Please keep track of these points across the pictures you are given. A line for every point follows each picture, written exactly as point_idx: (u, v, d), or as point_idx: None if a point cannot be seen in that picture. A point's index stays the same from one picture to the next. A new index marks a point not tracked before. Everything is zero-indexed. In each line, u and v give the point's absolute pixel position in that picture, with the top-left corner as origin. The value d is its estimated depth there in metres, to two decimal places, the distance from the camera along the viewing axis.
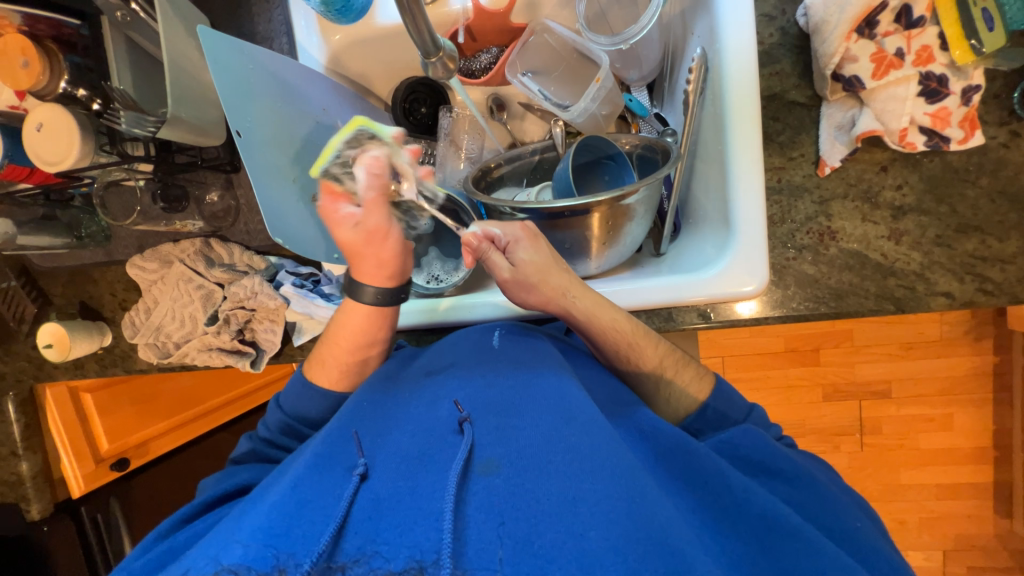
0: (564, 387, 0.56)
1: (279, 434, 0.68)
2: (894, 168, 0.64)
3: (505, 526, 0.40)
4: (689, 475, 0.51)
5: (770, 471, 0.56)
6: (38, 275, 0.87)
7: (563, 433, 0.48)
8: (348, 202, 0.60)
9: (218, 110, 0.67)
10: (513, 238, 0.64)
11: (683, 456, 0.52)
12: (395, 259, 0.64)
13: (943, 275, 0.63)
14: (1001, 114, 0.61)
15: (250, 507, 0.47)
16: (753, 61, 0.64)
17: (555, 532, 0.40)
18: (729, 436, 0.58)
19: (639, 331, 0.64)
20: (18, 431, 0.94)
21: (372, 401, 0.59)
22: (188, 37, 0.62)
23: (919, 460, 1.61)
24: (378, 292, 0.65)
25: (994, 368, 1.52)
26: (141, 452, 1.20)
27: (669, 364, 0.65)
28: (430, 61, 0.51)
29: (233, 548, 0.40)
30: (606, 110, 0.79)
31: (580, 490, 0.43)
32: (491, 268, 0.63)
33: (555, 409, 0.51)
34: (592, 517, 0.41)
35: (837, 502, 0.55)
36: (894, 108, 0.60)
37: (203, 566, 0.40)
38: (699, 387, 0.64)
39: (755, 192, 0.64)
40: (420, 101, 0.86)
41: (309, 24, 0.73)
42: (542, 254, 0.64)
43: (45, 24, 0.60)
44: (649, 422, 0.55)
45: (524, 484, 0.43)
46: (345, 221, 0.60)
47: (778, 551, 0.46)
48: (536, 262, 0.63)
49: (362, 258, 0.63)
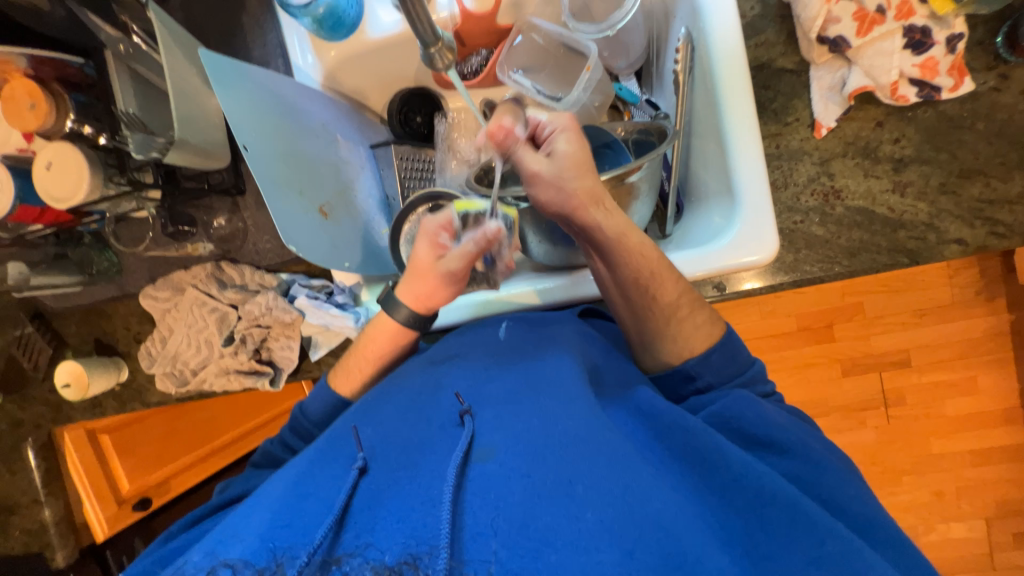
0: (566, 368, 0.55)
1: (296, 443, 0.68)
2: (889, 122, 0.65)
3: (501, 511, 0.41)
4: (694, 454, 0.50)
5: (764, 443, 0.54)
6: (51, 317, 0.87)
7: (563, 417, 0.48)
8: (450, 240, 0.64)
9: (220, 132, 0.69)
10: (560, 127, 0.62)
11: (681, 434, 0.52)
12: (437, 302, 0.64)
13: (952, 221, 0.64)
14: (987, 59, 0.63)
15: (255, 502, 0.49)
16: (738, 36, 0.66)
17: (550, 517, 0.40)
18: (724, 407, 0.56)
19: (663, 261, 0.61)
20: (38, 477, 0.93)
21: (377, 395, 0.60)
22: (188, 62, 0.63)
23: (948, 427, 1.58)
24: (411, 315, 0.64)
25: (1010, 326, 1.51)
26: (162, 491, 1.21)
27: (686, 303, 0.61)
28: (431, 52, 0.52)
29: (234, 545, 0.43)
30: (598, 99, 0.80)
31: (577, 474, 0.43)
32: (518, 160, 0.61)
33: (556, 393, 0.51)
34: (588, 500, 0.42)
35: (832, 472, 0.53)
36: (881, 63, 0.61)
37: (204, 563, 0.43)
38: (707, 333, 0.61)
39: (754, 162, 0.65)
40: (414, 111, 0.89)
41: (302, 42, 0.75)
42: (579, 149, 0.61)
43: (49, 66, 0.62)
44: (650, 401, 0.55)
45: (521, 468, 0.44)
46: (434, 248, 0.62)
47: (774, 532, 0.45)
48: (576, 154, 0.61)
49: (419, 280, 0.63)
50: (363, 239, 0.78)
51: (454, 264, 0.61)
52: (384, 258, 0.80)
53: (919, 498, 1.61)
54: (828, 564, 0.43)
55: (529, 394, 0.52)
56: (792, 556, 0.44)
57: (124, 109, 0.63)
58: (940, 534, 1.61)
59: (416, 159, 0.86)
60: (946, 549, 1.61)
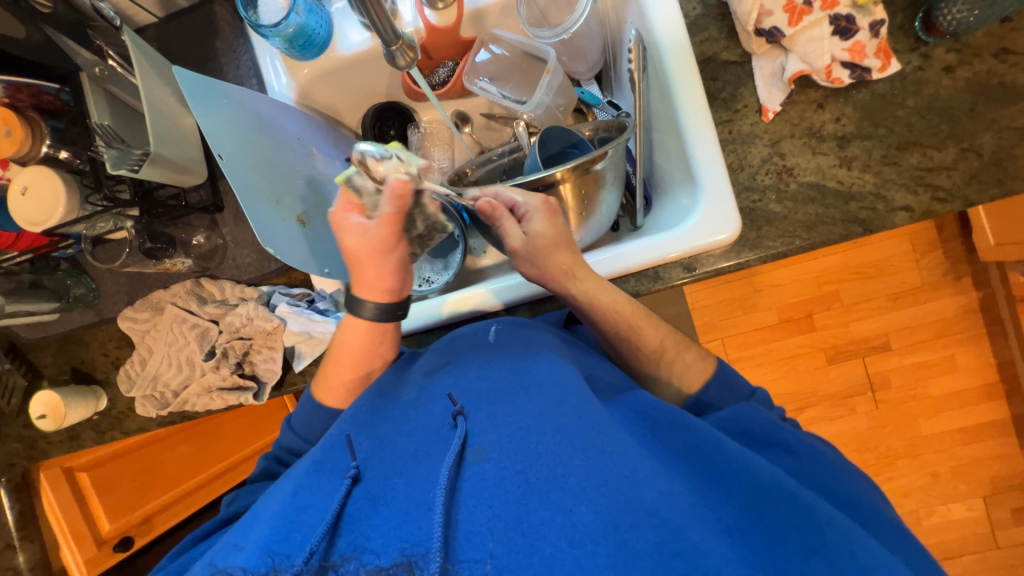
0: (558, 369, 0.56)
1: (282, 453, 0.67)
2: (829, 104, 0.70)
3: (495, 510, 0.41)
4: (693, 448, 0.51)
5: (771, 442, 0.57)
6: (27, 349, 0.86)
7: (556, 413, 0.49)
8: (360, 215, 0.63)
9: (197, 150, 0.72)
10: (532, 209, 0.68)
11: (681, 431, 0.53)
12: (394, 273, 0.64)
13: (898, 190, 0.68)
14: (909, 42, 0.69)
15: (253, 517, 0.48)
16: (683, 34, 0.71)
17: (544, 510, 0.41)
18: (736, 411, 0.60)
19: (639, 313, 0.67)
20: (12, 520, 0.89)
21: (372, 403, 0.58)
22: (164, 84, 0.67)
23: (935, 408, 1.61)
24: (376, 308, 0.65)
25: (979, 303, 1.57)
26: (145, 529, 1.17)
27: (671, 345, 0.68)
28: (392, 51, 0.55)
29: (234, 555, 0.43)
30: (561, 101, 0.86)
31: (570, 468, 0.44)
32: (504, 234, 0.68)
33: (547, 391, 0.52)
34: (581, 493, 0.42)
35: (837, 471, 0.55)
36: (815, 49, 0.66)
37: (203, 572, 0.43)
38: (700, 368, 0.68)
39: (711, 147, 0.69)
40: (387, 124, 0.91)
41: (275, 64, 0.79)
42: (553, 231, 0.67)
43: (25, 93, 0.65)
44: (647, 403, 0.56)
45: (514, 465, 0.45)
46: (353, 231, 0.62)
47: (775, 521, 0.45)
48: (548, 236, 0.67)
49: (361, 266, 0.64)
50: None
51: (382, 233, 0.62)
52: None
53: (916, 481, 1.62)
54: (824, 554, 0.43)
55: (521, 393, 0.52)
56: (794, 544, 0.44)
57: (98, 121, 0.65)
58: (941, 516, 1.61)
59: None
60: (948, 531, 1.61)
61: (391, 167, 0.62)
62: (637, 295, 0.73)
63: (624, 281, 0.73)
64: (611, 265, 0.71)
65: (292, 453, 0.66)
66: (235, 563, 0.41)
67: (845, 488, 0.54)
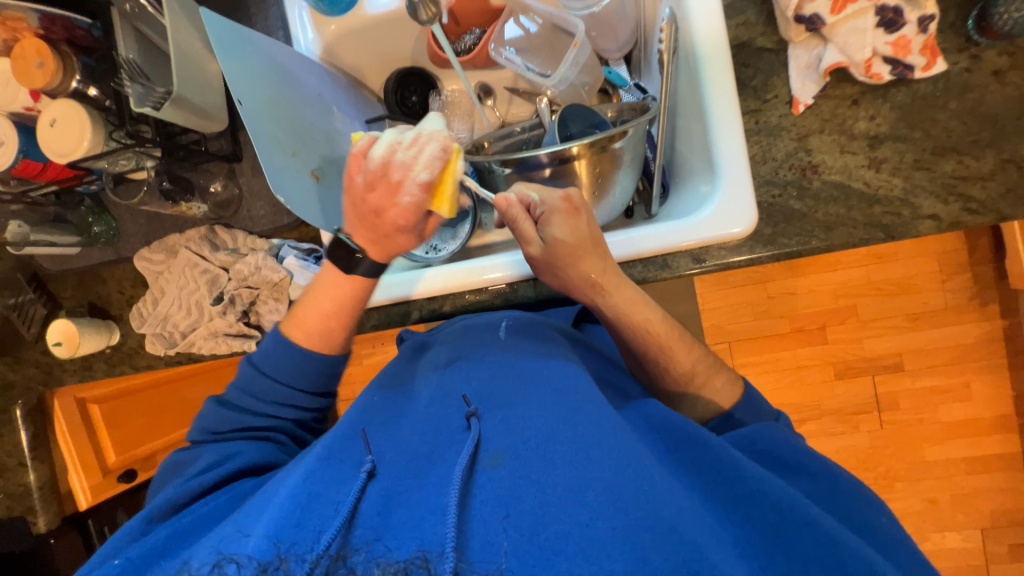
0: (572, 376, 0.58)
1: (245, 387, 0.64)
2: (864, 101, 0.67)
3: (510, 519, 0.42)
4: (706, 467, 0.52)
5: (788, 466, 0.56)
6: (48, 280, 0.89)
7: (570, 423, 0.50)
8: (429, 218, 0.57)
9: (220, 96, 0.73)
10: (550, 208, 0.65)
11: (695, 446, 0.53)
12: None
13: (927, 197, 0.65)
14: (958, 41, 0.65)
15: (269, 497, 0.49)
16: (719, 16, 0.68)
17: (562, 524, 0.41)
18: (754, 432, 0.59)
19: (673, 335, 0.66)
20: (25, 441, 0.94)
21: (387, 404, 0.61)
22: (192, 29, 0.68)
23: (942, 434, 1.57)
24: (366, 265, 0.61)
25: (1004, 332, 1.51)
26: (148, 465, 1.24)
27: (702, 370, 0.66)
28: (416, 4, 0.60)
29: (243, 542, 0.43)
30: (586, 80, 0.84)
31: (586, 480, 0.45)
32: (522, 237, 0.64)
33: (561, 401, 0.53)
34: (599, 508, 0.43)
35: (856, 497, 0.54)
36: (855, 40, 0.64)
37: (209, 559, 0.43)
38: (729, 393, 0.66)
39: (734, 136, 0.67)
40: (409, 90, 0.90)
41: (303, 16, 0.79)
42: (574, 234, 0.64)
43: (59, 25, 0.66)
44: (661, 414, 0.57)
45: (529, 475, 0.45)
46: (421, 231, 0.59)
47: (790, 543, 0.46)
48: (569, 240, 0.63)
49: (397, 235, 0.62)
50: None
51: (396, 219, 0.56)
52: None
53: (913, 505, 1.59)
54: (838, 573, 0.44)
55: (538, 398, 0.53)
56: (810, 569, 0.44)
57: (124, 55, 0.66)
58: (934, 543, 1.59)
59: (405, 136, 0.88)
60: (941, 559, 1.59)
61: (424, 158, 0.50)
62: (644, 281, 0.72)
63: (631, 266, 0.72)
64: (618, 249, 0.70)
65: (257, 388, 0.64)
66: (242, 552, 0.41)
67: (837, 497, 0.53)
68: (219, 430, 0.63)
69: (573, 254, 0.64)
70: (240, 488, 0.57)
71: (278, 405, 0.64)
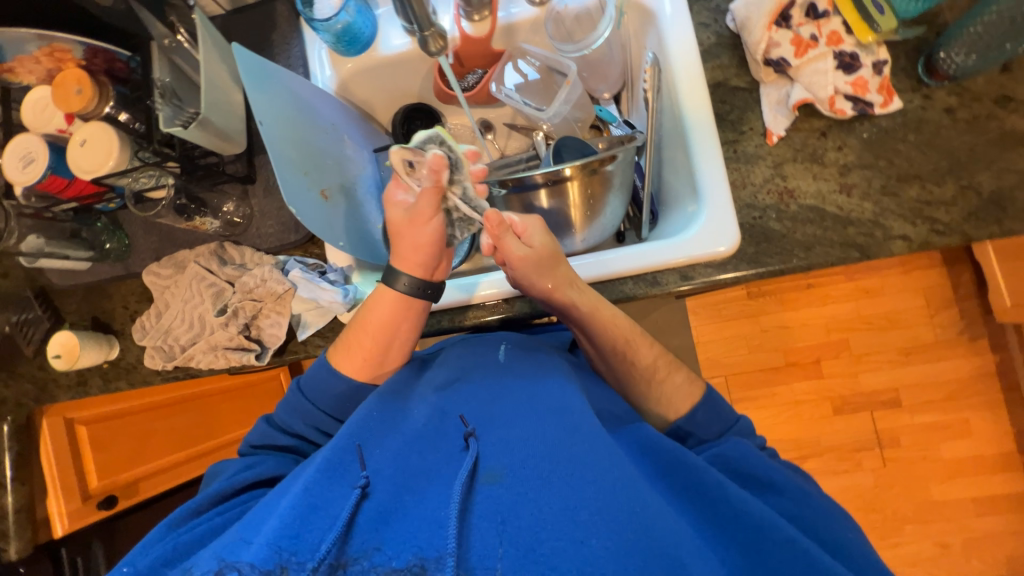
0: (569, 395, 0.58)
1: (290, 409, 0.68)
2: (832, 133, 0.73)
3: (508, 534, 0.43)
4: (697, 489, 0.53)
5: (765, 485, 0.56)
6: (55, 295, 0.91)
7: (566, 443, 0.50)
8: (404, 192, 0.69)
9: (241, 122, 0.80)
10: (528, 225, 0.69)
11: (684, 470, 0.54)
12: (430, 246, 0.68)
13: (896, 219, 0.70)
14: (911, 82, 0.72)
15: (271, 505, 0.49)
16: (696, 59, 0.76)
17: (559, 542, 0.42)
18: (726, 449, 0.60)
19: (637, 331, 0.69)
20: (8, 461, 0.93)
21: (375, 409, 0.59)
22: (221, 63, 0.75)
23: (946, 473, 1.54)
24: (411, 282, 0.68)
25: (996, 367, 1.52)
26: (131, 492, 1.18)
27: (663, 366, 0.69)
28: (426, 36, 0.67)
29: (244, 550, 0.43)
30: (579, 116, 0.92)
31: (584, 501, 0.45)
32: (506, 250, 0.66)
33: (559, 420, 0.53)
34: (596, 528, 0.43)
35: (832, 520, 0.55)
36: (819, 80, 0.71)
37: (210, 565, 0.44)
38: (686, 396, 0.67)
39: (716, 164, 0.73)
40: (415, 123, 0.97)
41: (322, 57, 0.87)
42: (551, 242, 0.69)
43: (101, 58, 0.73)
44: (654, 436, 0.57)
45: (529, 492, 0.46)
46: (398, 205, 0.69)
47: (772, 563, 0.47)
48: (547, 249, 0.68)
49: (401, 238, 0.69)
50: (359, 227, 0.84)
51: (422, 207, 0.66)
52: (377, 248, 0.87)
53: (925, 550, 1.52)
54: None
55: (535, 416, 0.54)
56: None
57: (159, 80, 0.73)
58: None
59: None
60: None
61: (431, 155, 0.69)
62: (634, 298, 0.75)
63: (622, 283, 0.75)
64: (607, 267, 0.74)
65: (296, 411, 0.68)
66: (244, 559, 0.42)
67: (816, 517, 0.54)
68: (257, 444, 0.68)
69: (552, 262, 0.67)
70: (253, 500, 0.58)
71: (314, 430, 0.68)
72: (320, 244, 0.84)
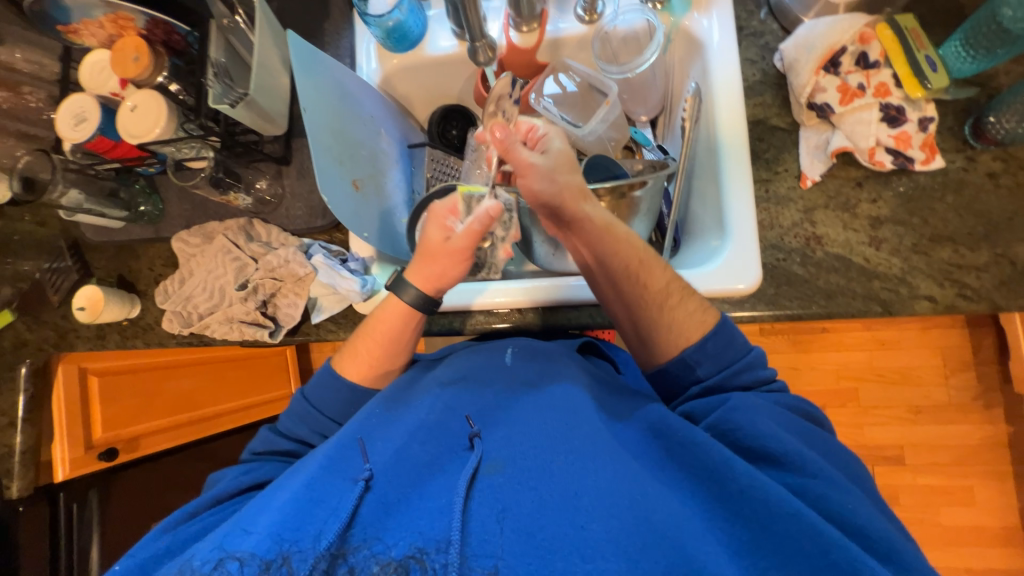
0: (572, 391, 0.58)
1: (297, 416, 0.70)
2: (868, 184, 0.72)
3: (507, 522, 0.44)
4: (699, 466, 0.51)
5: (776, 460, 0.52)
6: (86, 249, 0.93)
7: (567, 436, 0.51)
8: (455, 220, 0.66)
9: (284, 105, 0.82)
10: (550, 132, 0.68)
11: (692, 450, 0.52)
12: (453, 280, 0.67)
13: (924, 279, 0.69)
14: (956, 143, 0.71)
15: (266, 501, 0.50)
16: (738, 93, 0.76)
17: (558, 527, 0.43)
18: (723, 418, 0.56)
19: (650, 253, 0.66)
20: (22, 402, 0.97)
21: (381, 407, 0.61)
22: (274, 48, 0.78)
23: (942, 538, 1.50)
24: (418, 296, 0.67)
25: (1009, 439, 1.47)
26: (131, 447, 1.18)
27: (676, 291, 0.64)
28: (477, 48, 0.70)
29: (244, 539, 0.44)
30: (614, 136, 0.92)
31: (583, 487, 0.46)
32: (518, 156, 0.64)
33: (560, 414, 0.54)
34: (594, 511, 0.44)
35: (849, 493, 0.50)
36: (862, 130, 0.70)
37: (210, 555, 0.44)
38: (694, 325, 0.63)
39: (746, 199, 0.72)
40: (451, 124, 0.99)
41: (370, 50, 0.89)
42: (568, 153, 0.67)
43: (161, 29, 0.76)
44: (661, 417, 0.55)
45: (529, 480, 0.47)
46: (442, 228, 0.65)
47: (779, 536, 0.45)
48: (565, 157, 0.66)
49: (432, 261, 0.66)
50: (384, 221, 0.86)
51: (458, 245, 0.64)
52: (399, 244, 0.89)
53: None
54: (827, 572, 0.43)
55: (537, 416, 0.54)
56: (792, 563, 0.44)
57: (215, 58, 0.75)
58: None
59: (445, 164, 0.97)
60: None
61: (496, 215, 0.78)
62: None
63: None
64: None
65: (302, 416, 0.70)
66: (245, 549, 0.43)
67: (832, 491, 0.50)
68: (258, 450, 0.69)
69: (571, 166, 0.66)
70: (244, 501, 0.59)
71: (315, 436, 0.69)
72: (344, 232, 0.86)
